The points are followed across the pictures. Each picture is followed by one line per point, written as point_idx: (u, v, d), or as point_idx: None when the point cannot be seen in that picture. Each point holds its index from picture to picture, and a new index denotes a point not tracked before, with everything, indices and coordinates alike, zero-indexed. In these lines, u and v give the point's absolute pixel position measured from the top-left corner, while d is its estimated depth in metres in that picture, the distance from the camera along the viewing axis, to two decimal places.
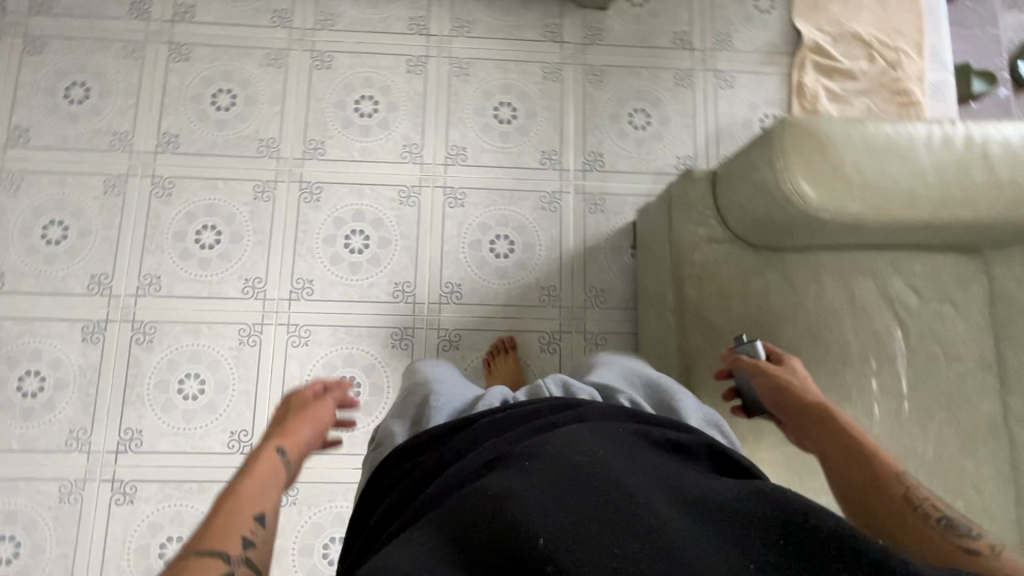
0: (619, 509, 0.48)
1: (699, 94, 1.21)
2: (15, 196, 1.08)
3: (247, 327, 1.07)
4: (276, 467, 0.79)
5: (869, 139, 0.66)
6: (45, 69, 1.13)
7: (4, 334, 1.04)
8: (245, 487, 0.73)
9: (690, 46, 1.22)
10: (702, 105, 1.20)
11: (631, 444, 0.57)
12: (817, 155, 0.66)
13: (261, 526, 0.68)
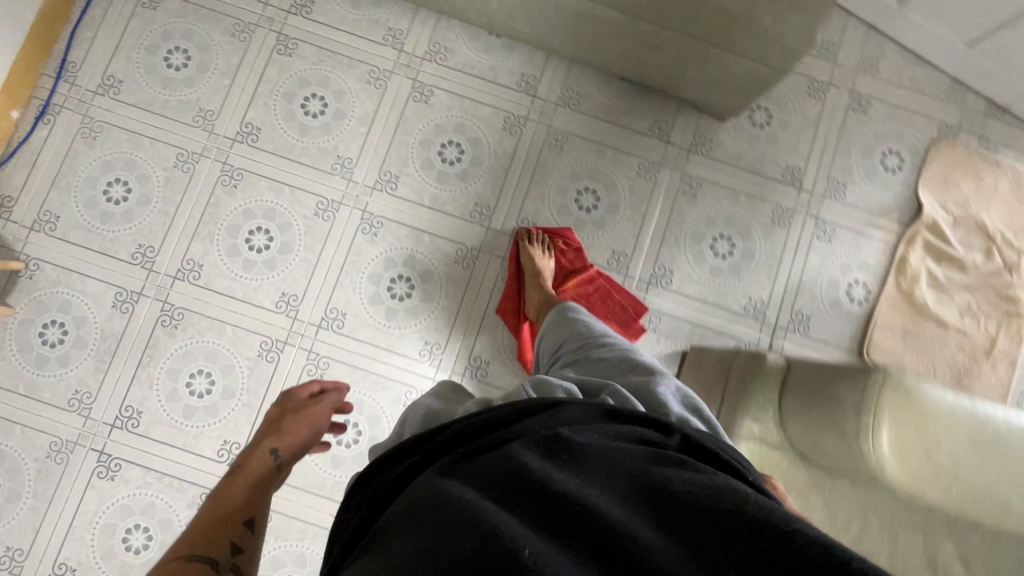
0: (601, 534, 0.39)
1: (792, 237, 1.13)
2: (91, 145, 1.08)
3: (270, 341, 1.05)
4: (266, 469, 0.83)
5: (966, 420, 0.64)
6: (154, 26, 1.11)
7: (43, 278, 1.04)
8: (232, 491, 0.76)
9: (800, 184, 1.14)
10: (792, 250, 1.12)
11: (620, 458, 0.48)
12: (911, 420, 0.63)
13: (250, 531, 0.71)
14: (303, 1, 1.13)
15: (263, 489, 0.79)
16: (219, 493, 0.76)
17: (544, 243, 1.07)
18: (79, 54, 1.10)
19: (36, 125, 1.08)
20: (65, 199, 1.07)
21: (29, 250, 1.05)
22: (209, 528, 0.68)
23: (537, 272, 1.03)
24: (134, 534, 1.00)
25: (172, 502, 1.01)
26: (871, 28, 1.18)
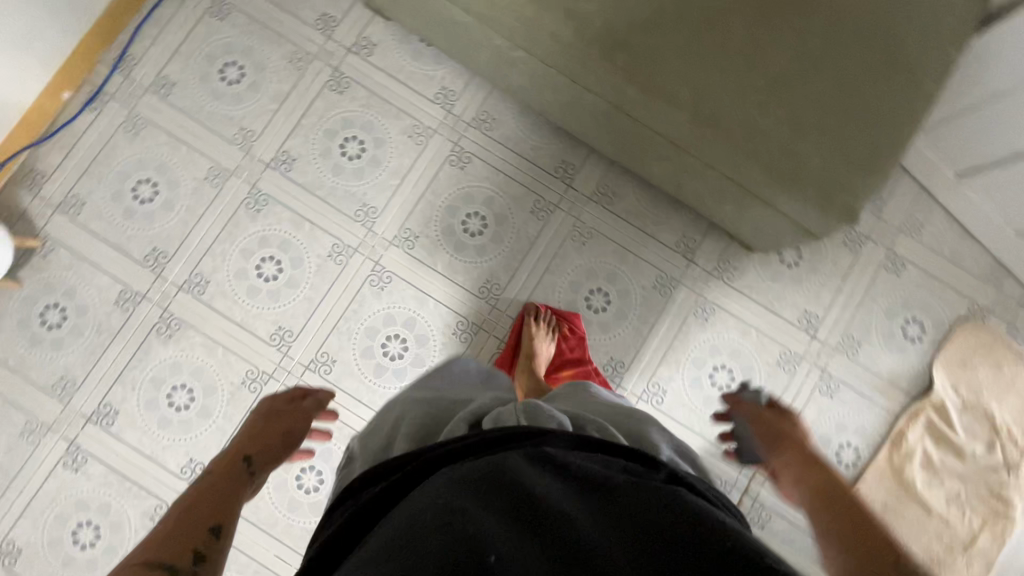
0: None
1: (793, 384, 1.11)
2: (130, 140, 1.10)
3: (256, 371, 1.06)
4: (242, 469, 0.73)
5: None
6: (217, 36, 1.13)
7: (56, 260, 1.06)
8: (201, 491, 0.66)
9: (814, 332, 1.12)
10: (791, 396, 1.10)
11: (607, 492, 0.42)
12: None
13: (220, 534, 0.59)
14: (365, 43, 1.14)
15: (237, 490, 0.69)
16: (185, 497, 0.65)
17: (550, 325, 1.06)
18: (140, 49, 1.12)
19: (83, 108, 1.10)
20: (94, 186, 1.09)
21: (49, 230, 1.07)
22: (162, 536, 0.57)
23: (532, 355, 1.02)
24: (83, 530, 1.02)
25: (127, 507, 1.03)
26: (923, 190, 1.15)
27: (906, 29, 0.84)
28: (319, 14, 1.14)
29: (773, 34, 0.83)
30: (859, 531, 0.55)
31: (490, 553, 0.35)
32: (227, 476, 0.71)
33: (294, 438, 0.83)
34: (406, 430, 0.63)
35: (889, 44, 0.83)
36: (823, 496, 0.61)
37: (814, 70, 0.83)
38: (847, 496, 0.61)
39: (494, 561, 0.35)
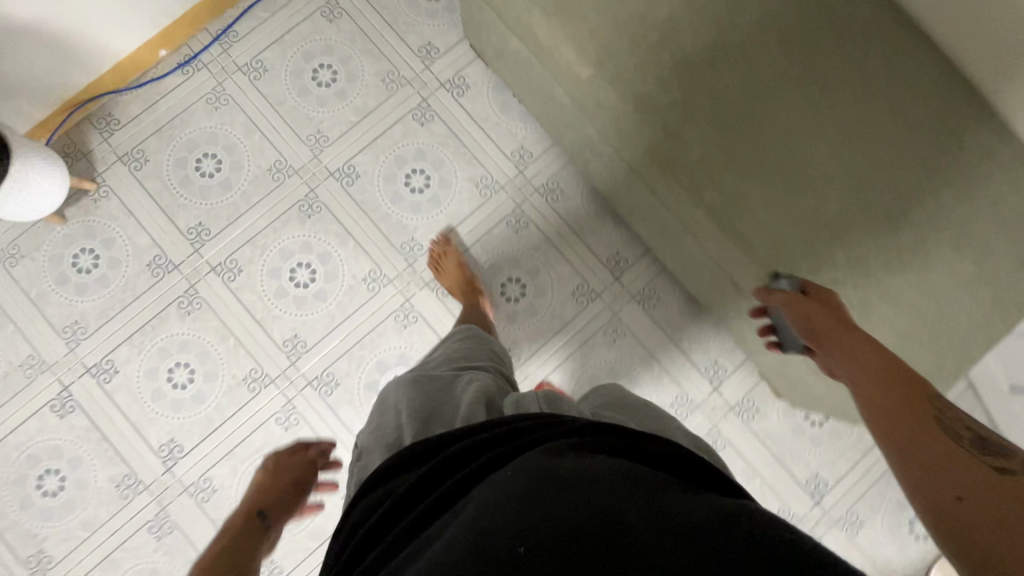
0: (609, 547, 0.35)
1: None
2: (209, 113, 1.11)
3: (260, 372, 1.05)
4: (249, 524, 0.74)
5: None
6: (321, 36, 1.14)
7: (105, 208, 1.07)
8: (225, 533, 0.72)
9: (819, 498, 1.07)
10: None
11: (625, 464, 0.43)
12: None
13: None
14: (460, 82, 1.14)
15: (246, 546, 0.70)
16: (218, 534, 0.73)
17: None
18: (246, 28, 1.13)
19: (174, 69, 1.11)
20: (162, 146, 1.09)
21: (106, 177, 1.08)
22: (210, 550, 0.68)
23: None
24: (49, 477, 1.01)
25: (96, 468, 1.02)
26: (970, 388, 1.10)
27: (1009, 245, 0.80)
28: (424, 42, 1.14)
29: (870, 209, 0.80)
30: (918, 403, 0.49)
31: (520, 543, 0.36)
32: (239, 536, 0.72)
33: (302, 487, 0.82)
34: (420, 410, 0.63)
35: (987, 256, 0.79)
36: (873, 370, 0.53)
37: (901, 262, 0.79)
38: (895, 366, 0.53)
39: (524, 552, 0.35)
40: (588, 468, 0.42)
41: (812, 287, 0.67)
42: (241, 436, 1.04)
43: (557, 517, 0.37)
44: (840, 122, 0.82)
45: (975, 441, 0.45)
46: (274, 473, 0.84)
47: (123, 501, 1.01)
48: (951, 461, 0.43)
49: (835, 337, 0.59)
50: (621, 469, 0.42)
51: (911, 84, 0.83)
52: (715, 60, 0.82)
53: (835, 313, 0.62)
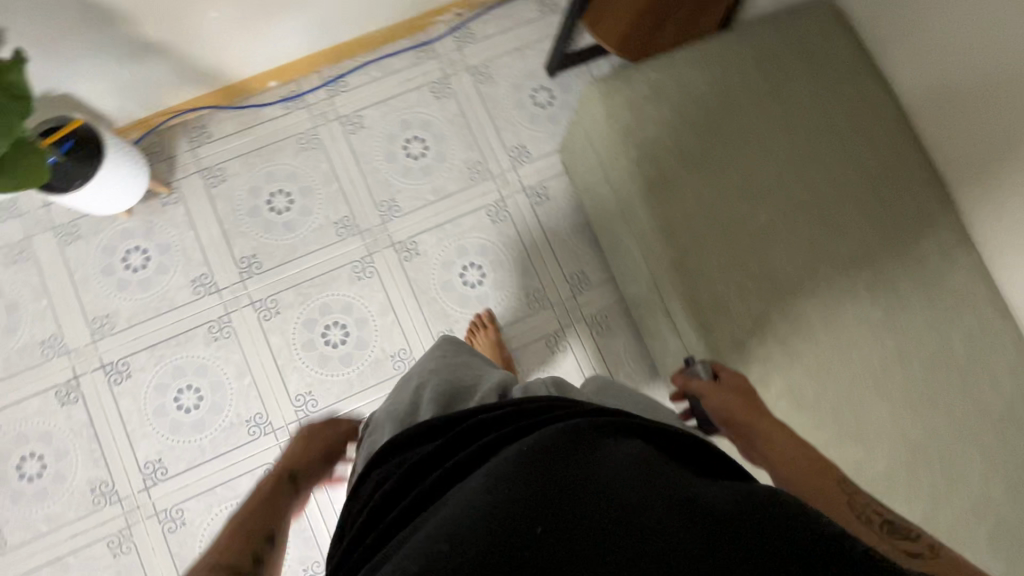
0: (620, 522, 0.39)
1: None
2: (296, 151, 1.12)
3: (264, 418, 1.04)
4: (282, 494, 0.73)
5: None
6: (424, 110, 1.16)
7: (170, 214, 1.09)
8: (254, 511, 0.68)
9: None
10: None
11: (632, 445, 0.47)
12: None
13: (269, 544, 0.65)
14: (541, 192, 1.14)
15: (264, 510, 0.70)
16: (238, 512, 0.68)
17: None
18: (356, 81, 1.15)
19: (276, 101, 1.13)
20: (242, 170, 1.11)
21: (181, 186, 1.09)
22: (230, 535, 0.63)
23: None
24: (32, 461, 1.01)
25: (79, 465, 1.01)
26: None
27: None
28: (519, 143, 1.16)
29: (912, 478, 0.78)
30: (831, 486, 0.56)
31: (537, 523, 0.39)
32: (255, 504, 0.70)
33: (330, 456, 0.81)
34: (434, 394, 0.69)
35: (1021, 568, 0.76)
36: (798, 471, 0.59)
37: None
38: (806, 460, 0.59)
39: (541, 532, 0.39)
40: (602, 457, 0.45)
41: (725, 371, 0.74)
42: (225, 478, 1.02)
43: (569, 500, 0.41)
44: (908, 383, 0.79)
45: (878, 517, 0.53)
46: (309, 439, 0.83)
47: (92, 506, 1.00)
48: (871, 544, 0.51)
49: (747, 427, 0.65)
50: (632, 453, 0.45)
51: (994, 366, 0.80)
52: (798, 285, 0.81)
53: (742, 394, 0.69)
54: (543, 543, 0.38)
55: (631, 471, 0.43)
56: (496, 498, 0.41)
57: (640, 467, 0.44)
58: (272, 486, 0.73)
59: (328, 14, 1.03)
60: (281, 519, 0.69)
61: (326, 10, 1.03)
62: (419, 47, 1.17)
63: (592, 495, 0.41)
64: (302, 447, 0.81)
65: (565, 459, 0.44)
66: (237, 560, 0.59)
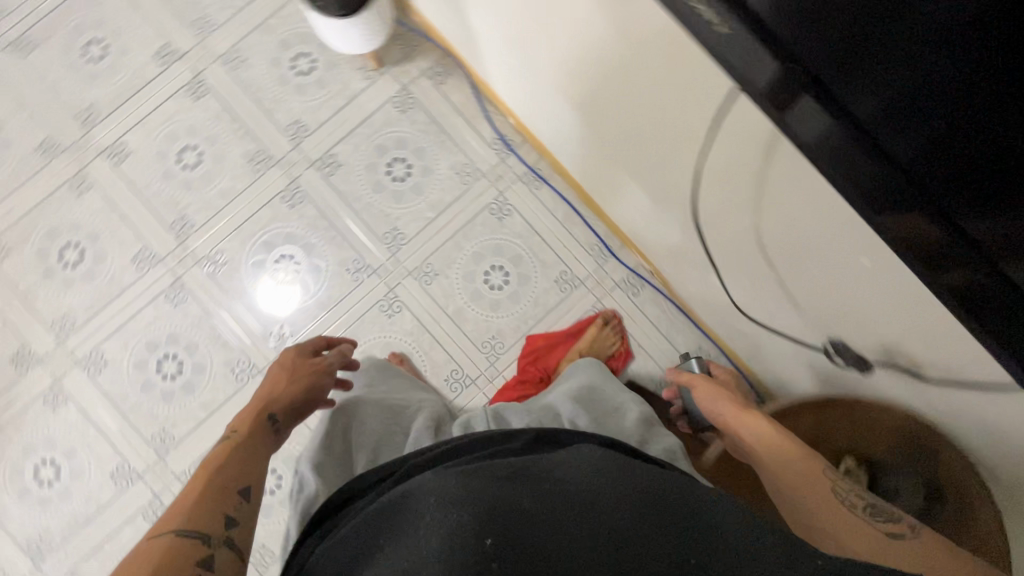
0: (573, 523, 0.43)
1: None
2: (452, 166, 1.12)
3: (192, 229, 1.10)
4: (263, 436, 0.64)
5: None
6: (540, 270, 1.11)
7: (355, 77, 1.13)
8: (222, 464, 0.57)
9: None
10: None
11: (584, 464, 0.50)
12: None
13: (246, 498, 0.55)
14: None
15: (241, 457, 0.59)
16: (203, 463, 0.57)
17: None
18: (544, 196, 1.11)
19: (496, 130, 1.12)
20: (416, 126, 1.13)
21: (383, 77, 1.13)
22: (202, 493, 0.53)
23: None
24: (105, 50, 1.13)
25: (110, 89, 1.12)
26: None
27: None
28: None
29: None
30: (820, 488, 0.60)
31: (489, 536, 0.40)
32: (227, 448, 0.60)
33: (319, 395, 0.74)
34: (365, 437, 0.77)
35: None
36: (792, 457, 0.63)
37: None
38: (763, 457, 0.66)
39: (493, 545, 0.39)
40: (553, 470, 0.49)
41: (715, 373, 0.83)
42: (128, 214, 1.09)
43: (519, 510, 0.43)
44: None
45: (861, 498, 0.59)
46: (291, 377, 0.74)
47: (76, 114, 1.11)
48: (843, 526, 0.56)
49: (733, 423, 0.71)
50: (577, 473, 0.49)
51: None
52: None
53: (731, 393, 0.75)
54: (499, 558, 0.39)
55: (580, 476, 0.48)
56: (449, 515, 0.42)
57: (589, 471, 0.49)
58: (250, 427, 0.64)
59: (577, 156, 0.99)
60: (265, 467, 0.60)
61: (578, 153, 0.97)
62: (603, 244, 1.11)
63: (545, 511, 0.43)
64: (286, 380, 0.73)
65: (517, 475, 0.48)
66: (203, 522, 0.50)
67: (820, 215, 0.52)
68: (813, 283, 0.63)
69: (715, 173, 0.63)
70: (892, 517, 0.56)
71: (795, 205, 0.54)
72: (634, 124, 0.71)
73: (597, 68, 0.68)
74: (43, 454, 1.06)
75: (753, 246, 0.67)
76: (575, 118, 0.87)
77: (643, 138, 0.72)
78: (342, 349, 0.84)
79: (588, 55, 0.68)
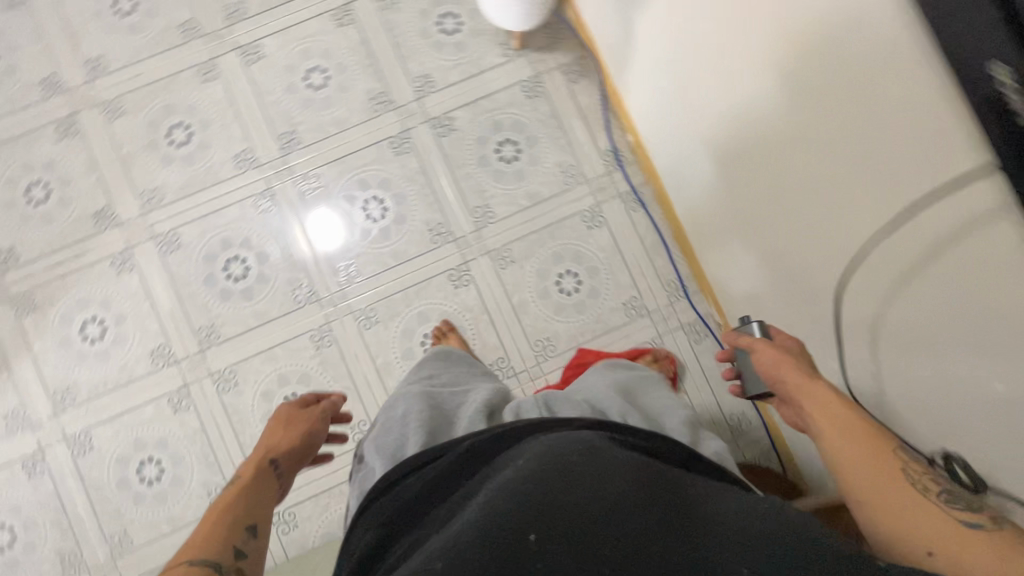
0: (609, 522, 0.47)
1: None
2: (559, 163, 1.13)
3: (297, 146, 1.12)
4: (264, 484, 0.66)
5: None
6: (612, 288, 1.11)
7: (494, 50, 1.14)
8: (224, 513, 0.59)
9: None
10: None
11: (629, 465, 0.53)
12: None
13: (253, 541, 0.58)
14: None
15: (243, 505, 0.61)
16: (210, 511, 0.59)
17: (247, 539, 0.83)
18: (638, 220, 1.12)
19: (612, 143, 1.13)
20: (537, 115, 1.13)
21: (520, 58, 1.14)
22: (210, 536, 0.56)
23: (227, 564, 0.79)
24: None
25: None
26: None
27: None
28: None
29: None
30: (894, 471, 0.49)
31: (530, 532, 0.46)
32: (230, 497, 0.62)
33: (316, 443, 0.76)
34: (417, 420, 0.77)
35: None
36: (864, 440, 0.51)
37: None
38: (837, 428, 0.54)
39: (533, 541, 0.45)
40: (596, 465, 0.53)
41: (776, 329, 0.67)
42: (243, 114, 1.12)
43: (561, 506, 0.48)
44: None
45: (936, 483, 0.49)
46: (289, 425, 0.75)
47: (224, 6, 1.14)
48: (917, 519, 0.46)
49: (797, 391, 0.58)
50: (621, 473, 0.52)
51: None
52: None
53: (801, 361, 0.60)
54: (538, 552, 0.45)
55: (624, 478, 0.51)
56: (494, 506, 0.49)
57: (632, 475, 0.52)
58: (252, 473, 0.66)
59: (693, 191, 0.98)
60: (267, 512, 0.63)
61: (695, 189, 0.97)
62: (681, 283, 1.10)
63: (585, 509, 0.48)
64: (282, 426, 0.75)
65: (564, 468, 0.53)
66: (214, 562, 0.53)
67: (978, 329, 0.49)
68: (921, 392, 0.59)
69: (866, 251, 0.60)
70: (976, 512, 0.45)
71: (940, 308, 0.52)
72: (791, 174, 0.69)
73: (780, 105, 0.67)
74: (98, 312, 1.09)
75: (865, 336, 0.65)
76: (717, 152, 0.85)
77: (796, 189, 0.70)
78: (335, 399, 0.82)
79: (774, 91, 0.67)
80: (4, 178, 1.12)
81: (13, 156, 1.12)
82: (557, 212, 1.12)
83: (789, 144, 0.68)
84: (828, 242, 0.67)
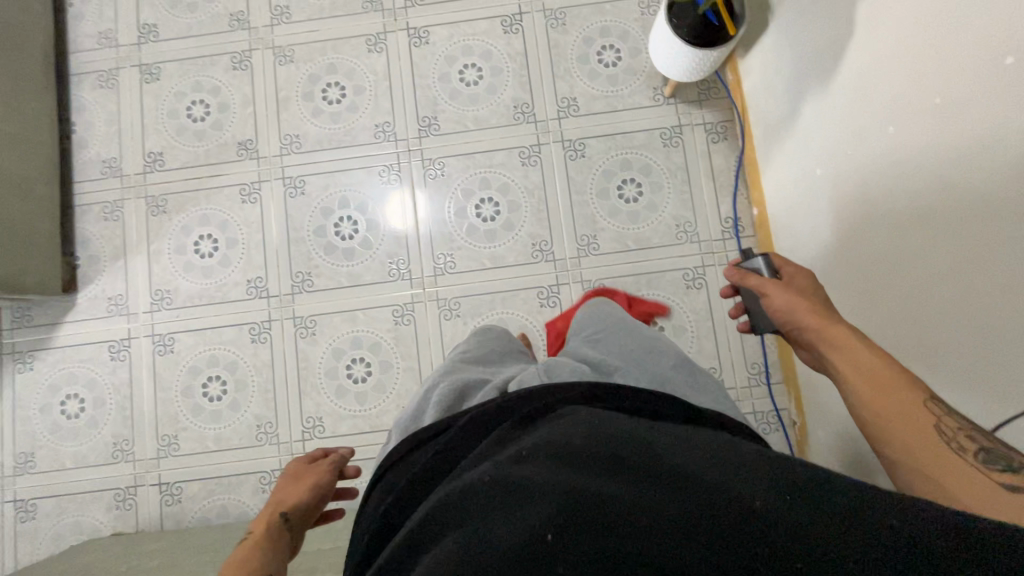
0: (632, 502, 0.39)
1: (16, 437, 1.14)
2: (677, 215, 1.12)
3: (434, 132, 1.16)
4: (274, 543, 0.68)
5: None
6: (693, 353, 1.08)
7: (644, 92, 1.15)
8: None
9: (19, 493, 1.12)
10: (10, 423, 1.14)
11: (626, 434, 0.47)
12: None
13: None
14: None
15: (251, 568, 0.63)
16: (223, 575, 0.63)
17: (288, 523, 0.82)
18: None
19: (734, 210, 1.11)
20: (668, 164, 1.13)
21: (667, 107, 1.14)
22: None
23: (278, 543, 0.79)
24: None
25: None
26: None
27: None
28: None
29: None
30: (923, 425, 0.48)
31: (551, 530, 0.39)
32: (243, 558, 0.65)
33: (326, 497, 0.76)
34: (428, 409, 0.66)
35: None
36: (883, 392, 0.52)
37: None
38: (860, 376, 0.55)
39: (551, 540, 0.38)
40: (592, 433, 0.47)
41: (784, 266, 0.71)
42: (395, 90, 1.18)
43: (573, 492, 0.41)
44: None
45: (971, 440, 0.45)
46: (298, 480, 0.77)
47: None
48: (952, 474, 0.44)
49: (814, 333, 0.61)
50: (622, 440, 0.46)
51: None
52: None
53: (811, 300, 0.65)
54: (565, 555, 0.38)
55: (626, 445, 0.45)
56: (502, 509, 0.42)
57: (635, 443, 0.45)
58: (261, 535, 0.69)
59: None
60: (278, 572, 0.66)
61: None
62: (766, 368, 1.07)
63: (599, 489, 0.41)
64: (293, 483, 0.76)
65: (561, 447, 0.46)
66: None
67: None
68: None
69: (1004, 420, 0.58)
70: (1017, 464, 0.42)
71: None
72: (931, 289, 0.66)
73: (950, 229, 0.63)
74: (214, 233, 1.17)
75: None
76: (851, 245, 0.82)
77: (934, 298, 0.66)
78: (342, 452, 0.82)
79: (947, 216, 0.63)
80: (173, 90, 1.22)
81: (186, 74, 1.22)
82: (659, 262, 1.11)
83: (944, 265, 0.64)
84: (955, 387, 0.64)
